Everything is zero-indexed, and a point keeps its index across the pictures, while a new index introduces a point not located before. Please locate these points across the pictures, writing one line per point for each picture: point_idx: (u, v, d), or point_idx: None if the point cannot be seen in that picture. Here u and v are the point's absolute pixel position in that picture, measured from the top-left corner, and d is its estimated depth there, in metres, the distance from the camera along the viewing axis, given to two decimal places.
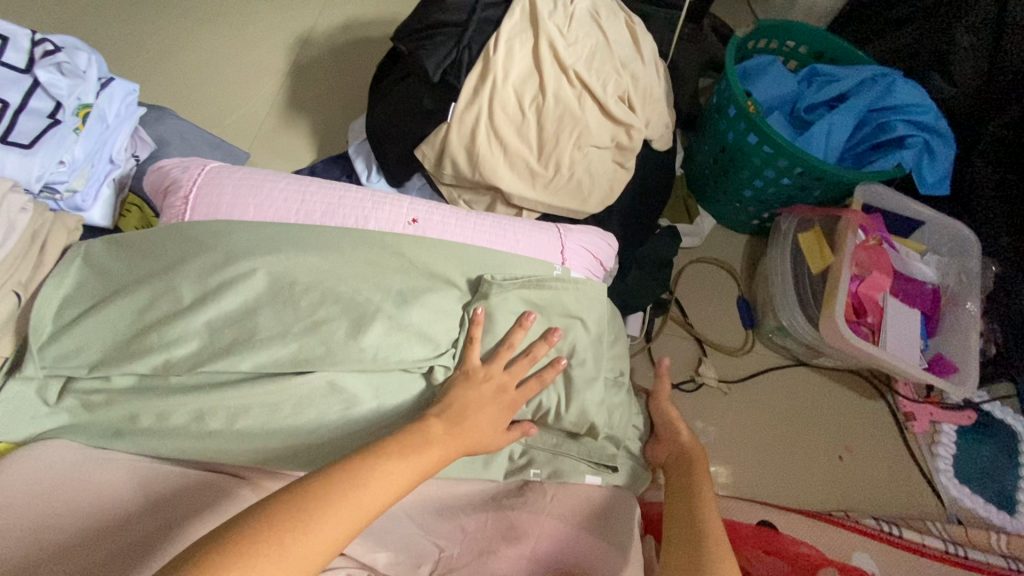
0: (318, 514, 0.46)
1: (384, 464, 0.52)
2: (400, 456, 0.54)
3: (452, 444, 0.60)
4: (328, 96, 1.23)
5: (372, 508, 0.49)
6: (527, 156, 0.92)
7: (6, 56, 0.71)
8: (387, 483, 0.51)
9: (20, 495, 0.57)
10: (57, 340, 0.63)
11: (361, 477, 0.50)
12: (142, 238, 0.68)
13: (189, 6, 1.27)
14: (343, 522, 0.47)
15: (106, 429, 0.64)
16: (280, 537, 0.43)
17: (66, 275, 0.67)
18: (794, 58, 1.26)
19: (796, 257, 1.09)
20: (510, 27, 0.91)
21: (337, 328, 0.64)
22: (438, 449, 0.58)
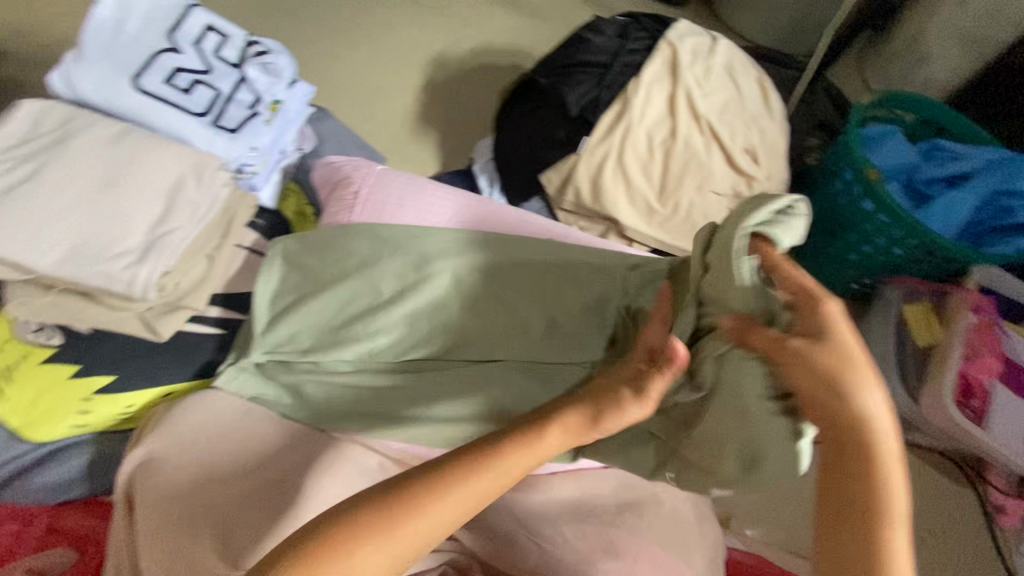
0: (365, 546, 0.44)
1: (455, 489, 0.47)
2: (474, 480, 0.48)
3: (539, 445, 0.51)
4: (455, 114, 1.33)
5: (431, 534, 0.46)
6: (648, 193, 0.97)
7: (224, 52, 0.82)
8: (451, 510, 0.47)
9: (191, 432, 0.66)
10: (274, 328, 0.71)
11: (421, 506, 0.46)
12: (331, 236, 0.75)
13: (342, 19, 1.40)
14: (411, 549, 0.45)
15: (308, 410, 0.69)
16: (380, 524, 0.45)
17: (273, 271, 0.74)
18: (911, 129, 1.26)
19: (899, 328, 1.09)
20: (650, 73, 0.97)
21: (534, 325, 0.70)
22: (532, 454, 0.51)
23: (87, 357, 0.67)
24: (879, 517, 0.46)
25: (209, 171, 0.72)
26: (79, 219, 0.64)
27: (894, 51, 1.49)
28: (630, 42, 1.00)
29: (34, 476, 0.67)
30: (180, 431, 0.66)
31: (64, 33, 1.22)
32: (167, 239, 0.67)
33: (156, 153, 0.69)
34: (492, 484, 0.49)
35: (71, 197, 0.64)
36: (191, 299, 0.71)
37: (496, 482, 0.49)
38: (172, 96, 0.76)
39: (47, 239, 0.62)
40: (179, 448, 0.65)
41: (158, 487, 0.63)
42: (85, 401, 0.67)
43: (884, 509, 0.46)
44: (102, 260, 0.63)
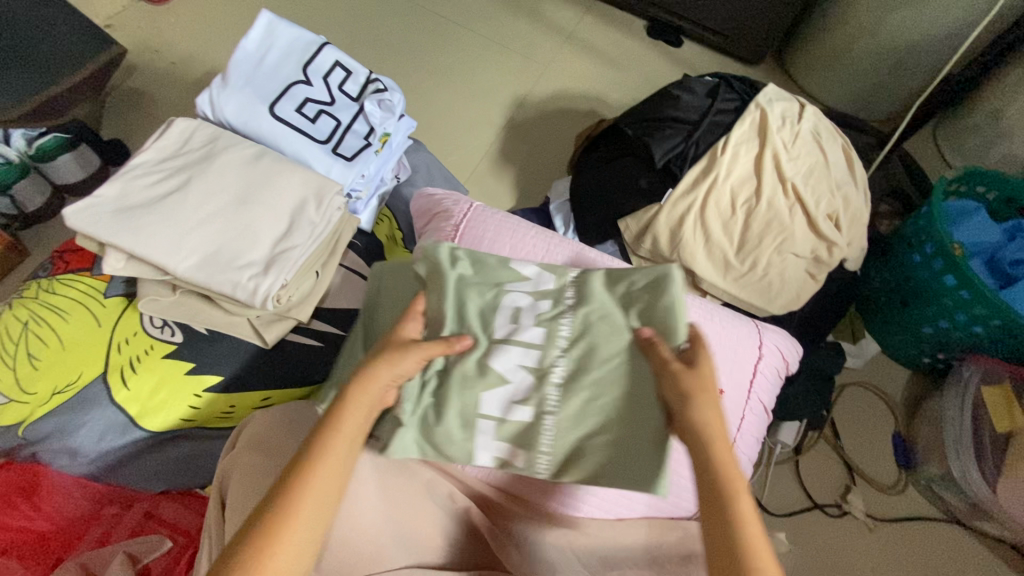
0: (267, 539, 0.49)
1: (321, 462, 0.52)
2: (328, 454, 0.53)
3: (369, 401, 0.57)
4: (533, 154, 1.39)
5: (317, 507, 0.51)
6: (727, 248, 0.98)
7: (347, 86, 0.89)
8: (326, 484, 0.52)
9: (274, 437, 0.69)
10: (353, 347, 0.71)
11: (299, 497, 0.51)
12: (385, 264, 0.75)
13: (434, 56, 1.49)
14: (308, 523, 0.51)
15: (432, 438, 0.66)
16: (286, 532, 0.49)
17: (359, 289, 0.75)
18: (993, 207, 1.25)
19: (975, 409, 1.05)
20: (738, 134, 0.99)
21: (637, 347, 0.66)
22: (348, 422, 0.56)
23: (201, 356, 0.72)
24: (734, 507, 0.51)
25: (329, 195, 0.77)
26: (215, 229, 0.70)
27: (974, 127, 1.48)
28: (719, 102, 1.04)
29: (140, 463, 0.71)
30: (265, 436, 0.69)
31: (188, 53, 1.34)
32: (287, 255, 0.71)
33: (285, 175, 0.76)
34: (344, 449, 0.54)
35: (211, 209, 0.71)
36: (298, 311, 0.75)
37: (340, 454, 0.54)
38: (299, 123, 0.83)
39: (187, 245, 0.68)
40: (262, 451, 0.67)
41: (242, 486, 0.65)
42: (195, 397, 0.72)
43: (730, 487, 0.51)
44: (231, 269, 0.69)
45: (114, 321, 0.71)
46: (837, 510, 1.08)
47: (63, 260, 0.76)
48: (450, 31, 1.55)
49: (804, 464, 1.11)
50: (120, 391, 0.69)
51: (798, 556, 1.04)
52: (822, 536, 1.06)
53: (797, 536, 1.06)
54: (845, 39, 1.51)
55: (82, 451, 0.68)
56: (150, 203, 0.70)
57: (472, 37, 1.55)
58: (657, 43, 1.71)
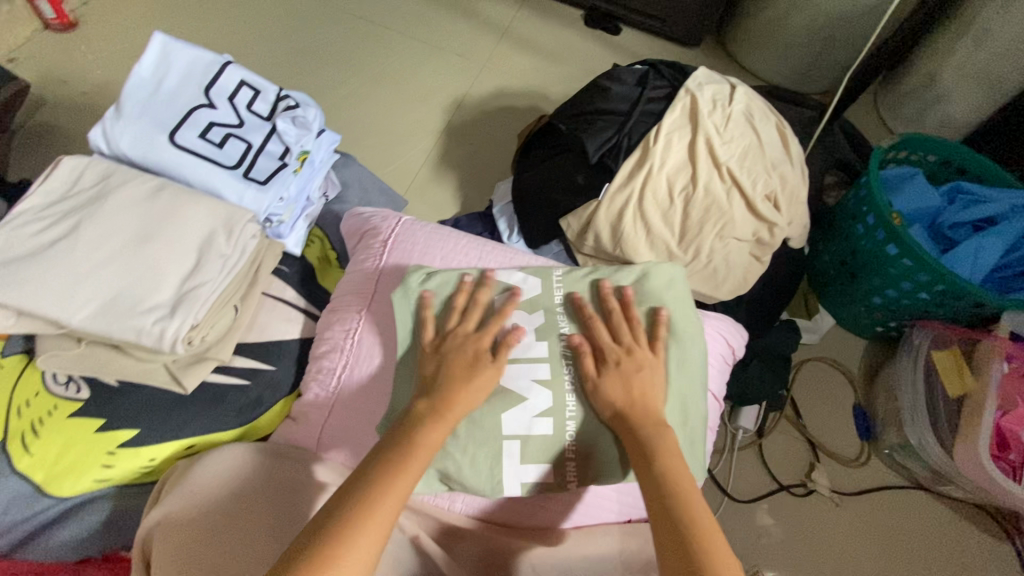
0: (361, 524, 0.50)
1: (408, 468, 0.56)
2: (411, 458, 0.57)
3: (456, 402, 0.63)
4: (475, 156, 1.35)
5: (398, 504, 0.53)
6: (669, 238, 0.96)
7: (255, 106, 0.84)
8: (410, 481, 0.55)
9: (198, 486, 0.65)
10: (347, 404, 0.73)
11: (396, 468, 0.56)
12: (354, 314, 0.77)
13: (365, 64, 1.44)
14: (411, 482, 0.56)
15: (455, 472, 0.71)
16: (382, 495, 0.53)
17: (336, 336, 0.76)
18: (933, 171, 1.26)
19: (928, 374, 1.06)
20: (670, 121, 0.98)
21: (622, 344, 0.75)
22: (435, 436, 0.60)
23: (111, 410, 0.67)
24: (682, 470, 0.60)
25: (240, 224, 0.73)
26: (113, 272, 0.65)
27: (911, 92, 1.50)
28: (649, 91, 1.02)
29: (55, 532, 0.66)
30: (189, 485, 0.65)
31: (102, 81, 1.27)
32: (196, 293, 0.67)
33: (189, 207, 0.71)
34: (422, 467, 0.57)
35: (107, 250, 0.66)
36: (216, 350, 0.71)
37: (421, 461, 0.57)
38: (204, 149, 0.78)
39: (82, 293, 0.63)
40: (186, 502, 0.64)
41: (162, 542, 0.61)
42: (108, 455, 0.67)
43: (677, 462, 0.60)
44: (133, 314, 0.64)
45: (11, 385, 0.66)
46: (803, 489, 1.08)
47: None
48: (381, 37, 1.50)
49: (768, 446, 1.11)
50: (22, 459, 0.64)
51: (769, 538, 1.04)
52: (791, 516, 1.06)
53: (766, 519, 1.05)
54: (779, 14, 1.51)
55: None
56: (37, 251, 0.65)
57: (404, 41, 1.51)
58: (595, 32, 1.69)
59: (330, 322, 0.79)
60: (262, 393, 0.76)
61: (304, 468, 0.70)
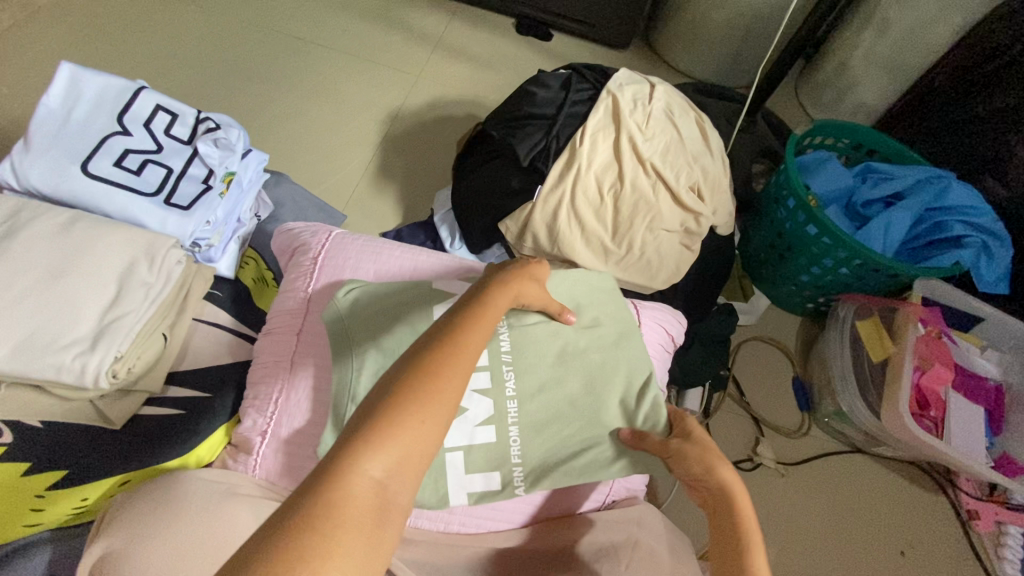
0: (431, 382, 0.44)
1: (451, 369, 0.45)
2: (455, 356, 0.46)
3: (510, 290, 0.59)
4: (415, 167, 1.36)
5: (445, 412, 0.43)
6: (602, 234, 1.00)
7: (174, 130, 0.83)
8: (456, 386, 0.45)
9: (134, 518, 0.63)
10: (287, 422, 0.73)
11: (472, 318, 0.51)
12: (290, 332, 0.78)
13: (297, 82, 1.43)
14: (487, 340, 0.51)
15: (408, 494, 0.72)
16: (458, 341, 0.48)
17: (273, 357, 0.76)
18: (846, 153, 1.34)
19: (855, 343, 1.13)
20: (594, 122, 1.01)
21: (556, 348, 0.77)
22: (478, 336, 0.49)
23: (36, 452, 0.65)
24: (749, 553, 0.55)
25: (163, 251, 0.72)
26: (26, 308, 0.63)
27: (825, 80, 1.59)
28: (573, 94, 1.05)
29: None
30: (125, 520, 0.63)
31: (17, 114, 1.22)
32: (118, 324, 0.66)
33: (107, 237, 0.70)
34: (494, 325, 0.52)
35: (19, 287, 0.64)
36: (145, 382, 0.70)
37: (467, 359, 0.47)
38: (121, 177, 0.77)
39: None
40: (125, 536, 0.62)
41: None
42: (37, 498, 0.65)
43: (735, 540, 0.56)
44: (49, 351, 0.62)
45: None
46: (750, 464, 1.13)
47: None
48: (312, 53, 1.49)
49: (715, 425, 1.16)
50: None
51: None
52: None
53: None
54: (698, 14, 1.59)
55: None
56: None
57: (336, 56, 1.50)
58: (528, 39, 1.73)
59: (266, 342, 0.78)
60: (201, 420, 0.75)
61: (244, 492, 0.69)
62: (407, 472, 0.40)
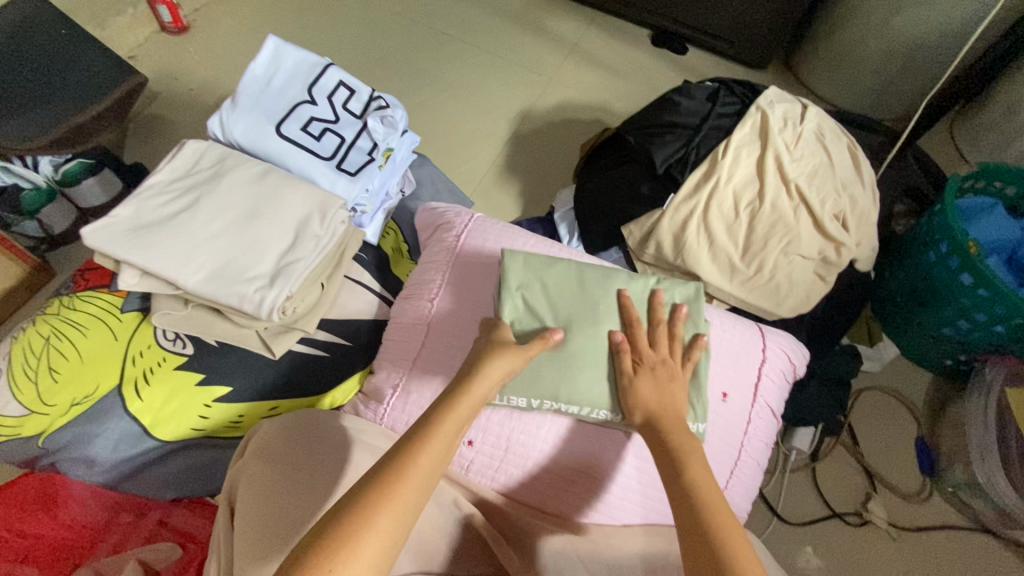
0: (359, 528, 0.47)
1: (374, 519, 0.48)
2: (388, 502, 0.49)
3: (457, 425, 0.59)
4: (538, 164, 1.41)
5: (379, 549, 0.47)
6: (732, 251, 0.98)
7: (350, 105, 0.92)
8: (385, 531, 0.48)
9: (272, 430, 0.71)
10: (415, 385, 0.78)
11: (406, 466, 0.53)
12: (427, 300, 0.83)
13: (439, 73, 1.53)
14: (422, 481, 0.53)
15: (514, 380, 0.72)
16: (374, 509, 0.49)
17: (406, 321, 0.83)
18: (1013, 203, 1.21)
19: (1001, 412, 1.00)
20: (739, 136, 0.99)
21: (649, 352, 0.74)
22: (411, 481, 0.52)
23: (211, 367, 0.74)
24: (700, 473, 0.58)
25: (332, 210, 0.80)
26: (223, 244, 0.72)
27: (991, 121, 1.45)
28: (719, 106, 1.04)
29: (155, 471, 0.74)
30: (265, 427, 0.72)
31: (207, 78, 1.39)
32: (292, 268, 0.74)
33: (291, 192, 0.78)
34: (442, 449, 0.56)
35: (219, 225, 0.73)
36: (303, 323, 0.77)
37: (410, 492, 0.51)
38: (305, 141, 0.86)
39: (194, 260, 0.70)
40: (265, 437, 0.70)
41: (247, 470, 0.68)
42: (205, 407, 0.74)
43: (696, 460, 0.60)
44: (238, 282, 0.71)
45: (129, 334, 0.74)
46: (857, 519, 1.05)
47: (82, 277, 0.80)
48: (456, 48, 1.59)
49: (822, 470, 1.08)
50: (134, 402, 0.71)
51: (820, 566, 1.01)
52: (843, 546, 1.03)
53: (817, 545, 1.02)
54: (851, 41, 1.51)
55: (98, 460, 0.71)
56: (159, 222, 0.72)
57: (476, 53, 1.59)
58: (662, 52, 1.77)
59: (404, 306, 0.84)
60: (337, 365, 0.82)
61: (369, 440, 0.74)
62: None
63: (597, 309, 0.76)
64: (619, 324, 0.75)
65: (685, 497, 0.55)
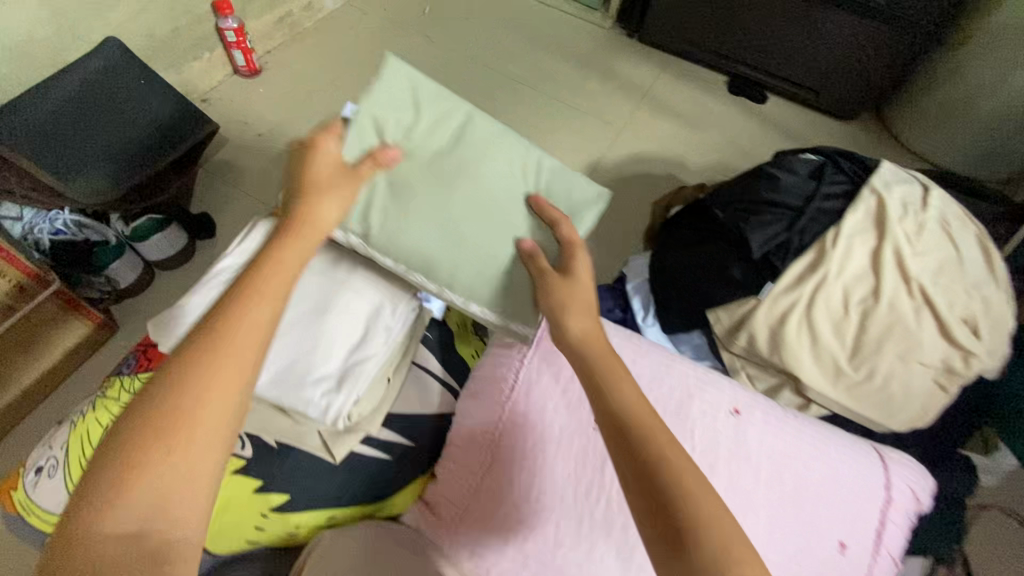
0: (171, 412, 0.44)
1: (193, 400, 0.44)
2: (214, 379, 0.45)
3: (282, 282, 0.52)
4: (607, 224, 1.34)
5: (214, 432, 0.45)
6: (838, 353, 0.87)
7: None
8: (220, 410, 0.45)
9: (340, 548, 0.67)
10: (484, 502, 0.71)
11: (211, 345, 0.47)
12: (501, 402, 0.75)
13: (506, 121, 1.48)
14: (243, 354, 0.47)
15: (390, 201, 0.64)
16: (202, 396, 0.44)
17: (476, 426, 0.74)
18: None
19: None
20: (852, 223, 0.88)
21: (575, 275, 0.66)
22: (230, 358, 0.46)
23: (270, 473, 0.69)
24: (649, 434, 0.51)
25: (404, 302, 0.74)
26: (290, 340, 0.67)
27: None
28: (826, 185, 0.93)
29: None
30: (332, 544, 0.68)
31: (275, 123, 1.39)
32: (361, 367, 0.68)
33: (362, 280, 0.73)
34: (262, 312, 0.50)
35: (286, 318, 0.68)
36: (367, 422, 0.70)
37: (237, 356, 0.47)
38: None
39: (259, 358, 0.65)
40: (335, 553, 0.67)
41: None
42: (263, 517, 0.70)
43: (644, 428, 0.51)
44: (303, 385, 0.65)
45: None
46: None
47: (143, 355, 0.75)
48: (523, 95, 1.54)
49: None
50: None
51: None
52: None
53: None
54: (959, 99, 1.42)
55: None
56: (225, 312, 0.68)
57: (544, 100, 1.54)
58: (739, 100, 1.67)
59: (471, 406, 0.75)
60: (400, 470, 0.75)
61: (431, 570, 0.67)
62: (196, 491, 0.43)
63: (487, 189, 0.66)
64: (494, 207, 0.66)
65: (639, 442, 0.50)
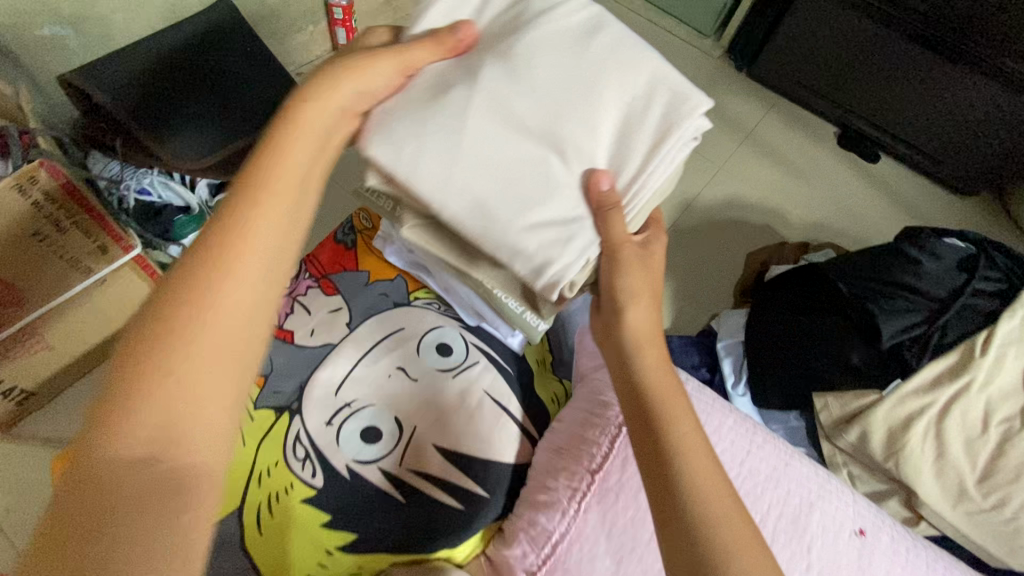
0: (146, 397, 0.36)
1: (160, 385, 0.37)
2: (182, 335, 0.38)
3: (255, 237, 0.42)
4: (696, 269, 1.25)
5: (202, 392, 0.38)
6: (965, 473, 0.76)
7: None
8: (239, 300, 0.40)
9: None
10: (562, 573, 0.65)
11: (190, 307, 0.39)
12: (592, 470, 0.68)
13: None
14: (253, 268, 0.41)
15: None
16: (160, 363, 0.37)
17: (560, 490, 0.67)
18: None
19: None
20: (1007, 329, 0.77)
21: None
22: (224, 286, 0.40)
23: (337, 507, 0.64)
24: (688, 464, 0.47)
25: (683, 117, 0.53)
26: (518, 145, 0.50)
27: None
28: (978, 279, 0.83)
29: None
30: None
31: None
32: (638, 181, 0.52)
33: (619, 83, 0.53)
34: (263, 243, 0.41)
35: (519, 108, 0.51)
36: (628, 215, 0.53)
37: (251, 252, 0.41)
38: None
39: (454, 186, 0.49)
40: None
41: None
42: (326, 554, 0.64)
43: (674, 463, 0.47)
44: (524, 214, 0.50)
45: (257, 443, 0.67)
46: None
47: None
48: None
49: None
50: (252, 535, 0.63)
51: None
52: None
53: None
54: None
55: None
56: (408, 72, 0.52)
57: None
58: (850, 155, 1.55)
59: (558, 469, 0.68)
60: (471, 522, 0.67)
61: None
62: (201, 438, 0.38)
63: None
64: None
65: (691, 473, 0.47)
